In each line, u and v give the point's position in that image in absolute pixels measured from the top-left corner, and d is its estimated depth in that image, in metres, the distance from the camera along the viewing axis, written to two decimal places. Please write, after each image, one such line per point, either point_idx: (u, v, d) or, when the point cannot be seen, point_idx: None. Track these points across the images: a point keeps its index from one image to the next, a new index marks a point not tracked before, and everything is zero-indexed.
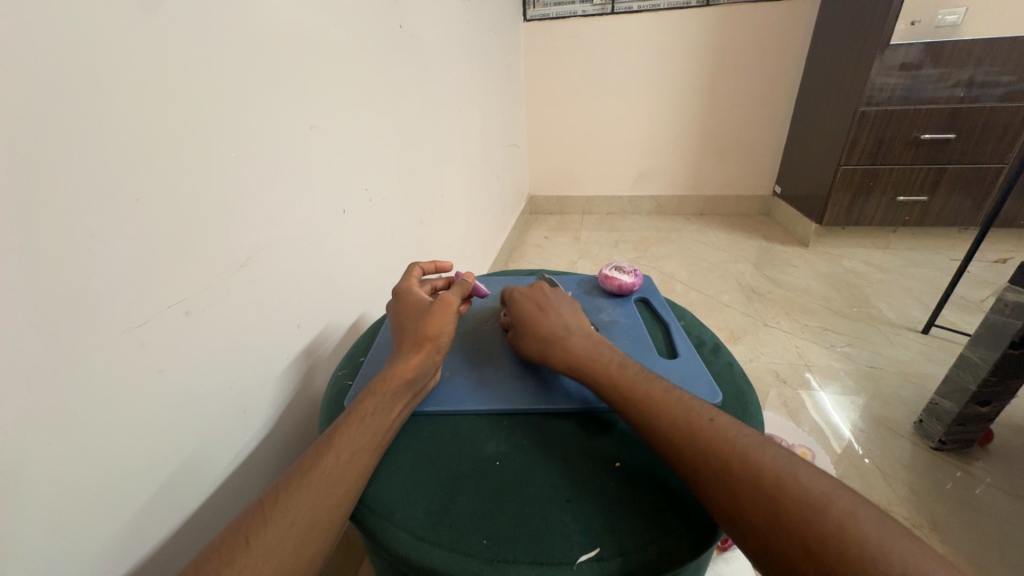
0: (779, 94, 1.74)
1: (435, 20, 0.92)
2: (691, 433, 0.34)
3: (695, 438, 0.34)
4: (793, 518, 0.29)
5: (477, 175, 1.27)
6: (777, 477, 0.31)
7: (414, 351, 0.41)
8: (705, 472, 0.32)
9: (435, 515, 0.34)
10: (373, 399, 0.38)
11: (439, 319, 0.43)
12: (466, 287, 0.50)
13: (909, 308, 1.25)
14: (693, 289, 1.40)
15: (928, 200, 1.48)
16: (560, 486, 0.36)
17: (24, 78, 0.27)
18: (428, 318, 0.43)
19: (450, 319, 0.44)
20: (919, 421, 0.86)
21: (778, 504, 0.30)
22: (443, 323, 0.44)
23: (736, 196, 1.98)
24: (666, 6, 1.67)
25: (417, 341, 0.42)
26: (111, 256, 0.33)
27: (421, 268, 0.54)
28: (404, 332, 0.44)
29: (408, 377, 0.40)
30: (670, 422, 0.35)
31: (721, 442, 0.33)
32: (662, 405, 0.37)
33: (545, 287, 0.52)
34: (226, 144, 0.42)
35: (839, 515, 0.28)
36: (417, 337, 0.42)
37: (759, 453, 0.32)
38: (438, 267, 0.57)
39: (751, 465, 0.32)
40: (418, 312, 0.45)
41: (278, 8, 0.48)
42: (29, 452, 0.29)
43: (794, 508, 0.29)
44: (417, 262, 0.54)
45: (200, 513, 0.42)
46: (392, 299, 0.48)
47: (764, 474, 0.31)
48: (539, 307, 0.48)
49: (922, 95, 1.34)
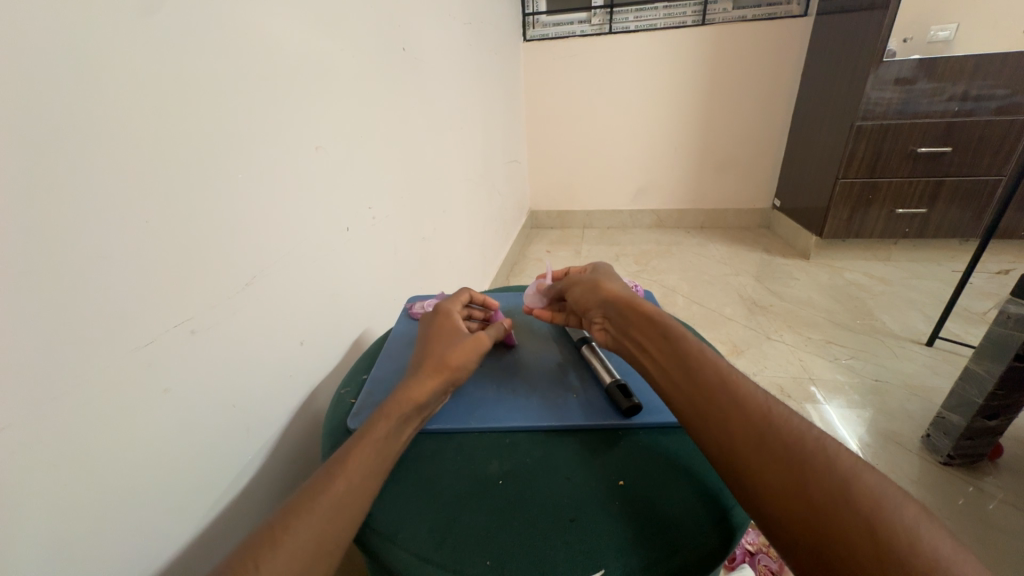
0: (775, 108, 1.77)
1: (437, 42, 0.95)
2: (744, 429, 0.34)
3: (744, 440, 0.33)
4: (842, 535, 0.27)
5: (478, 192, 1.29)
6: (834, 491, 0.29)
7: (431, 376, 0.41)
8: (752, 473, 0.32)
9: (439, 535, 0.34)
10: (386, 421, 0.37)
11: (464, 352, 0.43)
12: (501, 331, 0.50)
13: (913, 320, 1.25)
14: (694, 302, 1.40)
15: (927, 211, 1.49)
16: (563, 505, 0.36)
17: (39, 105, 0.28)
18: (455, 349, 0.43)
19: (475, 354, 0.44)
20: (927, 436, 0.85)
21: (826, 518, 0.28)
22: (467, 358, 0.43)
23: (735, 209, 1.99)
24: (662, 26, 1.71)
25: (437, 368, 0.42)
26: (121, 275, 0.33)
27: (471, 295, 0.55)
28: (428, 355, 0.44)
29: (418, 402, 0.40)
30: (725, 404, 0.36)
31: (778, 445, 0.32)
32: (716, 396, 0.36)
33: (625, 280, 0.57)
34: (232, 166, 0.43)
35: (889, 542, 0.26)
36: (438, 363, 0.42)
37: (820, 462, 0.31)
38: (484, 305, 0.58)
39: (804, 474, 0.30)
40: (447, 339, 0.45)
41: (287, 37, 0.50)
42: (38, 469, 0.29)
43: (843, 528, 0.28)
44: (467, 289, 0.55)
45: (203, 533, 0.41)
46: (428, 318, 0.49)
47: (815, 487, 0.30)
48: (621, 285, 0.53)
49: (917, 109, 1.36)
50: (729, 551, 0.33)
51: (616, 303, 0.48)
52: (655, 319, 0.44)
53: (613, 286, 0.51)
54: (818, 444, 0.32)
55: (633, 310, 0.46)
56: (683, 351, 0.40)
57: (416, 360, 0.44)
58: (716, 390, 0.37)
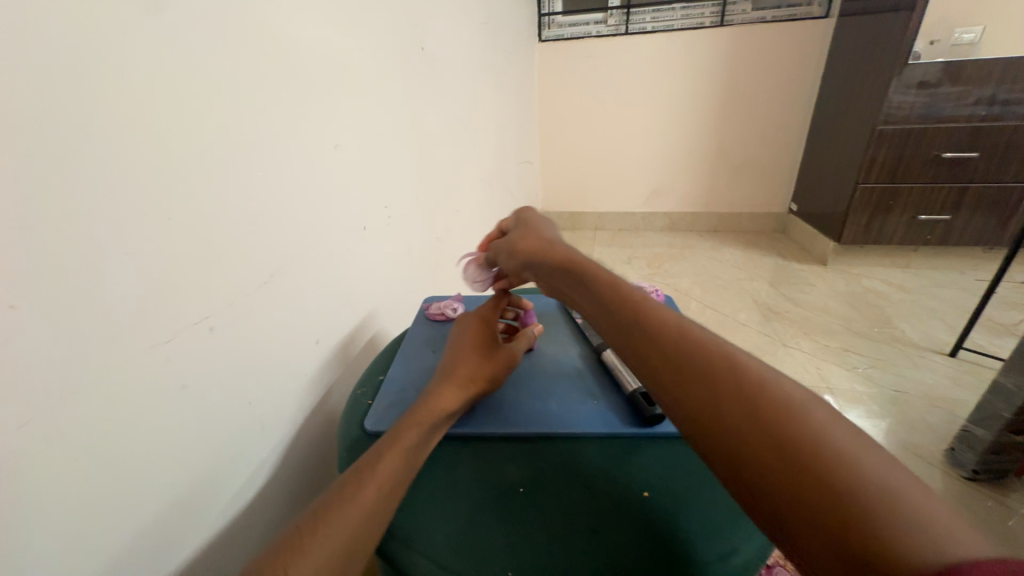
0: (793, 111, 1.74)
1: (453, 42, 0.95)
2: (669, 366, 0.31)
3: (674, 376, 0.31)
4: (775, 468, 0.25)
5: (492, 193, 1.29)
6: (759, 419, 0.26)
7: (466, 386, 0.42)
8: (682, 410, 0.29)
9: (459, 544, 0.33)
10: (416, 429, 0.37)
11: (496, 367, 0.45)
12: (530, 339, 0.51)
13: (934, 330, 1.21)
14: (708, 307, 1.38)
15: (950, 218, 1.45)
16: (584, 516, 0.35)
17: (63, 100, 0.28)
18: (489, 362, 0.45)
19: (506, 369, 0.46)
20: (950, 449, 0.83)
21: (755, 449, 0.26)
22: (498, 372, 0.45)
23: (750, 213, 1.96)
24: (679, 27, 1.69)
25: (471, 380, 0.43)
26: (142, 271, 0.34)
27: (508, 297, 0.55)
28: (461, 361, 0.44)
29: (449, 411, 0.40)
30: (651, 342, 0.33)
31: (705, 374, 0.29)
32: (642, 332, 0.34)
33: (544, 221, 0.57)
34: (250, 161, 0.43)
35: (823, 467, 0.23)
36: (472, 375, 0.43)
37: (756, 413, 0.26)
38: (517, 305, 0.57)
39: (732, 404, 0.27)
40: (481, 346, 0.45)
41: (308, 35, 0.50)
42: (59, 465, 0.29)
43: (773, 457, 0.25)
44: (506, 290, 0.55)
45: (219, 531, 0.41)
46: (461, 321, 0.49)
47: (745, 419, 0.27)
48: (536, 230, 0.53)
49: (941, 113, 1.33)
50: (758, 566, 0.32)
51: (541, 259, 0.47)
52: (574, 271, 0.43)
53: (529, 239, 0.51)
54: (748, 367, 0.29)
55: (557, 263, 0.45)
56: (596, 299, 0.39)
57: (446, 364, 0.44)
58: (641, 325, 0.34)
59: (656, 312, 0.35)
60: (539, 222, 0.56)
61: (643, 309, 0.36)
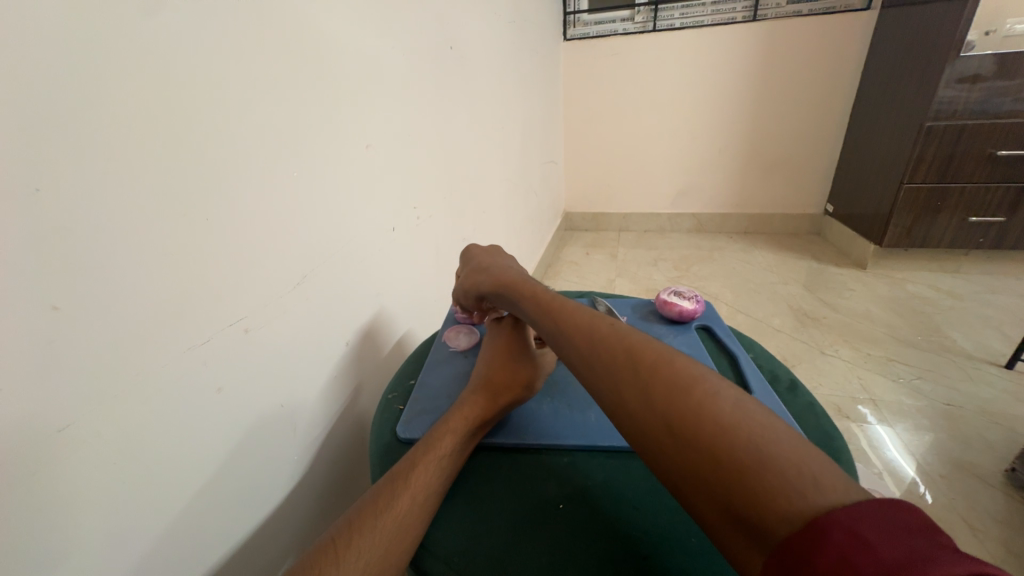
0: (831, 108, 1.66)
1: (481, 40, 0.94)
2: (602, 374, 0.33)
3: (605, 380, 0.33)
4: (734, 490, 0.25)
5: (517, 193, 1.27)
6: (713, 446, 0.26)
7: (504, 391, 0.41)
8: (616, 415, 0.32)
9: (497, 562, 0.32)
10: (453, 436, 0.36)
11: (528, 373, 0.43)
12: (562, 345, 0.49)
13: (988, 339, 1.14)
14: (740, 311, 1.33)
15: (1005, 220, 1.36)
16: (630, 538, 0.33)
17: (110, 106, 0.29)
18: (522, 368, 0.44)
19: (540, 374, 0.44)
20: (1012, 470, 0.77)
21: (674, 441, 0.28)
22: (531, 378, 0.44)
23: (783, 214, 1.89)
24: (710, 23, 1.65)
25: (504, 386, 0.42)
26: (181, 273, 0.34)
27: None
28: (494, 368, 0.43)
29: (485, 417, 0.39)
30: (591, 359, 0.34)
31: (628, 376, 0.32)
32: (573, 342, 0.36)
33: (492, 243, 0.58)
34: (283, 162, 0.43)
35: (729, 451, 0.26)
36: (504, 381, 0.42)
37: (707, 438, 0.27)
38: None
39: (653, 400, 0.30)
40: (513, 353, 0.45)
41: (342, 34, 0.50)
42: (103, 465, 0.29)
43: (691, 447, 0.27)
44: None
45: (252, 532, 0.41)
46: (493, 327, 0.48)
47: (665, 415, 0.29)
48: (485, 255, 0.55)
49: (997, 109, 1.24)
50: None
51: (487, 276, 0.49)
52: (511, 288, 0.45)
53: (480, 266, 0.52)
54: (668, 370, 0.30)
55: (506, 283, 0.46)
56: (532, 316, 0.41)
57: (480, 371, 0.43)
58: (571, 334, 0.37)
59: (583, 318, 0.37)
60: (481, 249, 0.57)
61: (569, 318, 0.38)
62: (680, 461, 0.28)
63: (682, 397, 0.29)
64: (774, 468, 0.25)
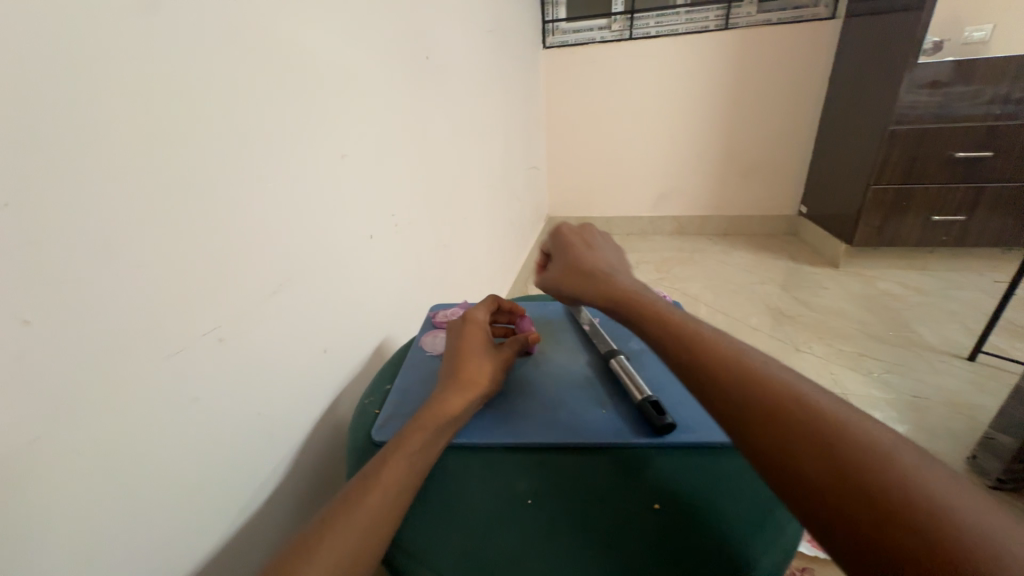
0: (802, 113, 1.72)
1: (459, 49, 0.95)
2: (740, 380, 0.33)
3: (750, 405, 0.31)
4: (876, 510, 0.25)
5: (499, 198, 1.29)
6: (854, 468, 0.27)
7: (469, 388, 0.42)
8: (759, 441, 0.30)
9: (467, 557, 0.33)
10: (420, 434, 0.37)
11: (489, 369, 0.44)
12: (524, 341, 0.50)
13: (952, 333, 1.19)
14: (718, 311, 1.37)
15: (966, 219, 1.42)
16: (595, 529, 0.34)
17: (85, 125, 0.29)
18: (485, 363, 0.44)
19: (501, 370, 0.45)
20: (972, 457, 0.80)
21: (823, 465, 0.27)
22: (492, 373, 0.44)
23: (759, 216, 1.94)
24: (684, 31, 1.70)
25: (467, 382, 0.42)
26: (156, 284, 0.34)
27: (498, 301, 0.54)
28: (458, 365, 0.44)
29: (452, 414, 0.39)
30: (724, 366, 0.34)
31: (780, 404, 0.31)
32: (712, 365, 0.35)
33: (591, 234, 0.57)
34: (257, 174, 0.43)
35: (908, 503, 0.25)
36: (467, 377, 0.43)
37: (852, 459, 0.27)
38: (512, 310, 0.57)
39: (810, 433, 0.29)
40: (477, 349, 0.45)
41: (316, 47, 0.51)
42: (77, 477, 0.30)
43: (856, 490, 0.26)
44: (494, 296, 0.54)
45: (229, 540, 0.41)
46: (458, 324, 0.49)
47: (823, 452, 0.28)
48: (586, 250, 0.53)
49: (955, 113, 1.31)
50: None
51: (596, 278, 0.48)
52: (624, 301, 0.44)
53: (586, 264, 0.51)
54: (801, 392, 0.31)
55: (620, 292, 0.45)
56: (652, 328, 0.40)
57: (445, 369, 0.44)
58: (711, 355, 0.35)
59: (723, 344, 0.36)
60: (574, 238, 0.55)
61: (708, 340, 0.37)
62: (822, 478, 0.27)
63: (844, 438, 0.28)
64: (932, 499, 0.25)
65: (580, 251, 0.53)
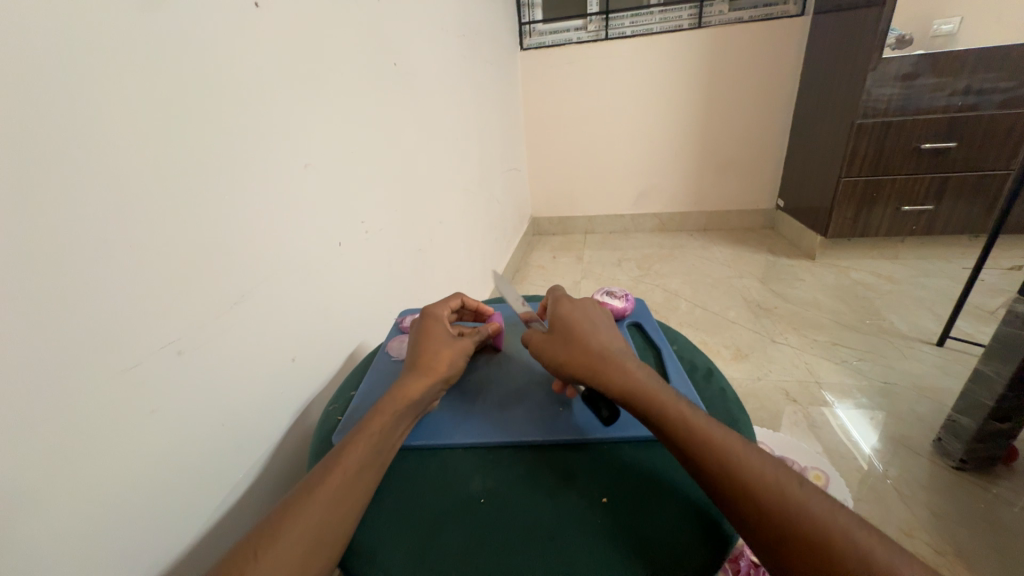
0: (776, 107, 1.76)
1: (429, 54, 0.96)
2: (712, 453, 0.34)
3: (729, 484, 0.33)
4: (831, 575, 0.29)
5: (476, 201, 1.29)
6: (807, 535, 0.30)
7: (429, 373, 0.43)
8: (738, 517, 0.32)
9: (419, 555, 0.33)
10: (381, 417, 0.39)
11: (449, 353, 0.45)
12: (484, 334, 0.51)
13: (922, 319, 1.22)
14: (698, 306, 1.39)
15: (934, 208, 1.46)
16: (543, 524, 0.35)
17: (22, 139, 0.29)
18: (445, 349, 0.45)
19: (463, 356, 0.46)
20: (938, 440, 0.83)
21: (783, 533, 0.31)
22: (454, 359, 0.45)
23: (739, 211, 1.97)
24: (658, 30, 1.72)
25: (428, 367, 0.43)
26: (108, 300, 0.34)
27: (463, 299, 0.55)
28: (420, 354, 0.45)
29: (412, 399, 0.41)
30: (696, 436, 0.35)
31: (759, 483, 0.32)
32: (701, 446, 0.35)
33: (586, 308, 0.50)
34: (217, 185, 0.43)
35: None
36: (428, 362, 0.44)
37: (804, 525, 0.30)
38: (479, 311, 0.57)
39: (780, 511, 0.31)
40: (438, 338, 0.46)
41: (275, 55, 0.51)
42: (28, 495, 0.30)
43: (819, 560, 0.29)
44: (459, 295, 0.55)
45: (195, 550, 0.42)
46: (421, 317, 0.50)
47: (790, 529, 0.30)
48: (581, 326, 0.46)
49: (919, 105, 1.34)
50: (734, 547, 0.34)
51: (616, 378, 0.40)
52: (649, 398, 0.38)
53: (590, 343, 0.44)
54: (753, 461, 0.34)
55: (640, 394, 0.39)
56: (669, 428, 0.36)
57: (407, 358, 0.45)
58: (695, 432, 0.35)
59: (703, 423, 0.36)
60: (568, 314, 0.48)
61: (700, 423, 0.36)
62: (789, 545, 0.30)
63: (806, 518, 0.31)
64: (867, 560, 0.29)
65: (587, 322, 0.47)
